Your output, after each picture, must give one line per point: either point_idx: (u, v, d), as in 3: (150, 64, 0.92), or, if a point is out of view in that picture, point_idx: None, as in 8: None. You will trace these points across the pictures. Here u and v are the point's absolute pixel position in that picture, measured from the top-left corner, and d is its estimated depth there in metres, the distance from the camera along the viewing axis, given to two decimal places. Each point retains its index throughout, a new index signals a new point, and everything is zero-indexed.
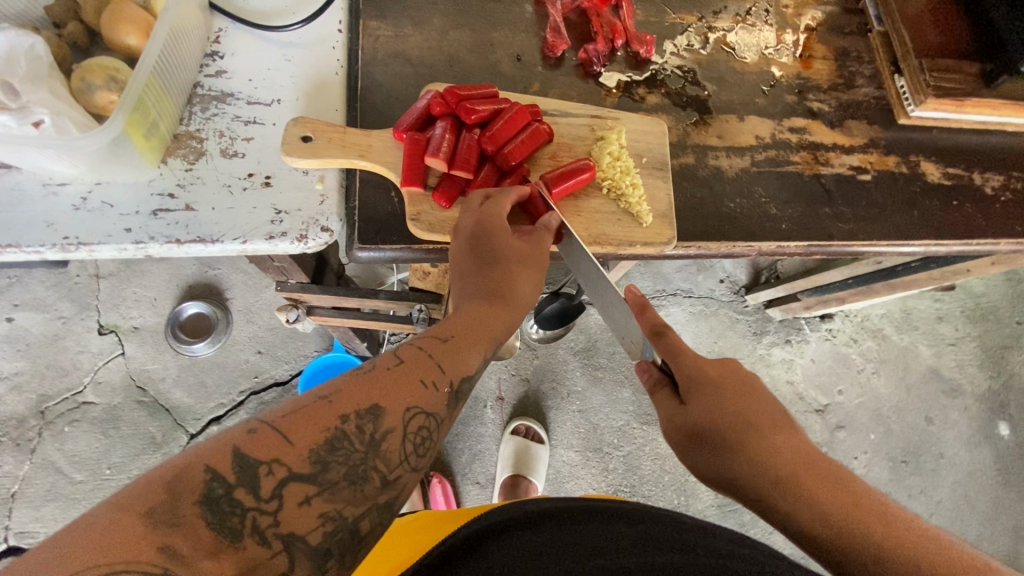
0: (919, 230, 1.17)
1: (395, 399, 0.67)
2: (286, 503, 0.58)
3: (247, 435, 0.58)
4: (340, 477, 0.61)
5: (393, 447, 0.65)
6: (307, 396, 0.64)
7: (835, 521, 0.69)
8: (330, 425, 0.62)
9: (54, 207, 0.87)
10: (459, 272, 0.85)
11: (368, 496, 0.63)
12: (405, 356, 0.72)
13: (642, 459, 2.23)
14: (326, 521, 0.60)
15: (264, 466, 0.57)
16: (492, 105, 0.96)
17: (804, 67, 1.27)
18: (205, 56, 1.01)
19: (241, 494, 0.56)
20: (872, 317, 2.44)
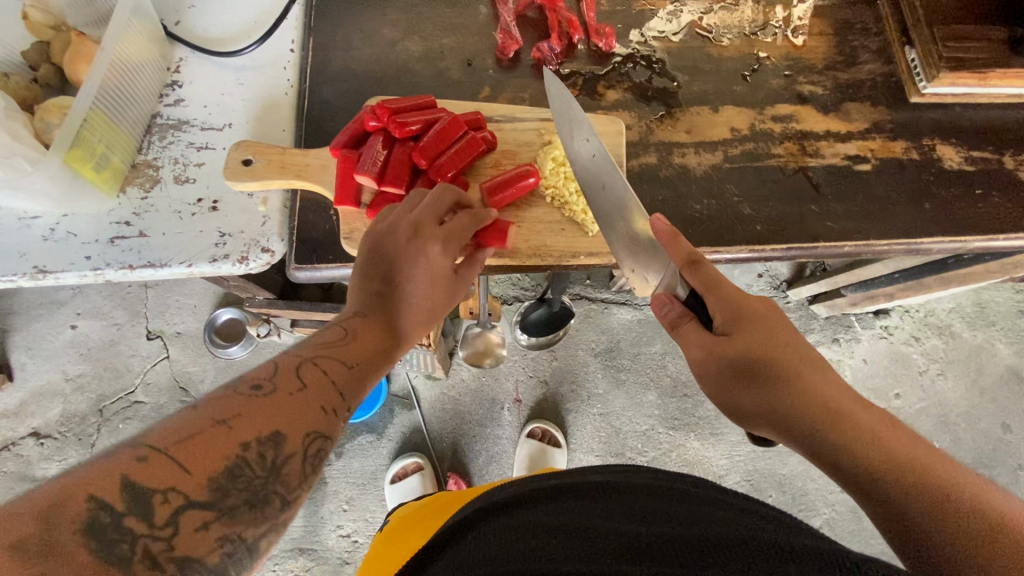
0: (931, 225, 1.01)
1: (297, 424, 0.56)
2: (183, 529, 0.48)
3: (136, 463, 0.47)
4: (243, 501, 0.51)
5: (294, 470, 0.55)
6: (201, 416, 0.52)
7: (865, 452, 0.62)
8: (230, 453, 0.51)
9: (27, 238, 0.95)
10: (374, 285, 0.74)
11: (269, 517, 0.53)
12: (309, 380, 0.60)
13: (668, 465, 1.97)
14: (224, 543, 0.50)
15: (158, 494, 0.47)
16: (424, 117, 0.94)
17: (794, 46, 1.13)
18: (164, 87, 1.06)
19: (132, 522, 0.46)
20: (938, 312, 2.13)
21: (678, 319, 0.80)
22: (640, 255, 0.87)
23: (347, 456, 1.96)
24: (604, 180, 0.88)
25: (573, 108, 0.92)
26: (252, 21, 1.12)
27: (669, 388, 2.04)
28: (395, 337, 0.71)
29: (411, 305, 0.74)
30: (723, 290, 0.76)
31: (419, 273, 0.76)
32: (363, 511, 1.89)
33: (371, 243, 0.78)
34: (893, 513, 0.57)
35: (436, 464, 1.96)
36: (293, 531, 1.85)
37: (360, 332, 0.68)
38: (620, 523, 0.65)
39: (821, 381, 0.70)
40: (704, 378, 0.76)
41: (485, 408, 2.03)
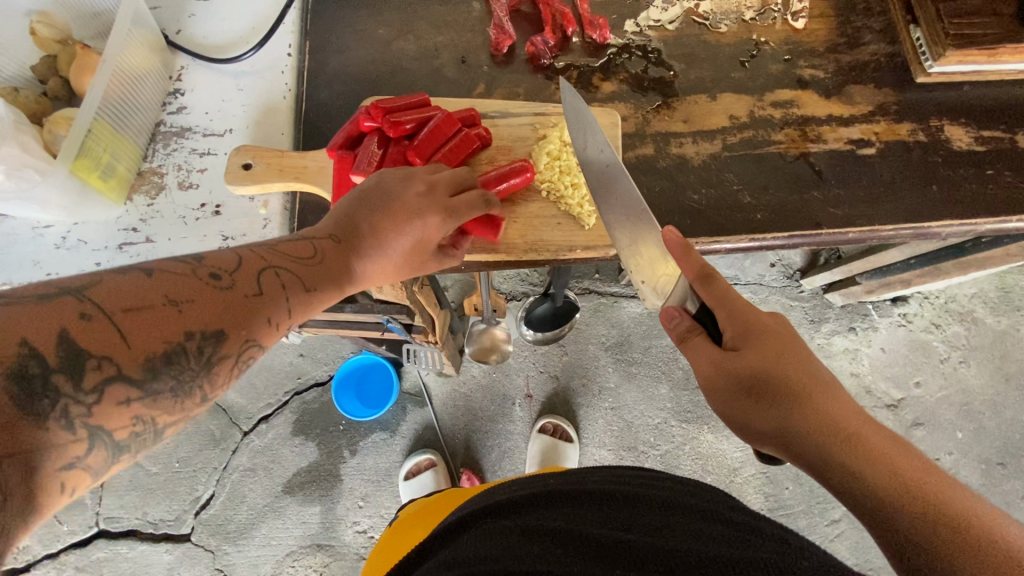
0: (939, 208, 0.98)
1: (239, 325, 0.59)
2: (105, 400, 0.50)
3: (79, 321, 0.50)
4: (168, 387, 0.54)
5: (224, 372, 0.58)
6: (156, 292, 0.55)
7: (880, 479, 0.63)
8: (173, 338, 0.54)
9: (40, 247, 0.98)
10: (357, 216, 0.77)
11: (185, 408, 0.56)
12: (266, 287, 0.63)
13: (681, 459, 1.96)
14: (137, 423, 0.53)
15: (93, 359, 0.49)
16: (417, 115, 0.94)
17: (794, 30, 1.11)
18: (167, 95, 1.08)
19: (60, 381, 0.47)
20: (959, 297, 2.07)
21: (687, 333, 0.78)
22: (647, 264, 0.85)
23: (361, 453, 1.98)
24: (618, 190, 0.87)
25: (586, 117, 0.92)
26: (249, 27, 1.14)
27: (681, 381, 2.03)
28: (353, 272, 0.74)
29: (383, 250, 0.77)
30: (738, 308, 0.75)
31: (410, 227, 0.78)
32: (378, 507, 1.92)
33: (379, 180, 0.81)
34: (905, 542, 0.59)
35: (450, 460, 1.98)
36: (311, 528, 1.88)
37: (327, 256, 0.71)
38: (615, 537, 0.63)
39: (832, 401, 0.70)
40: (711, 391, 0.75)
41: (497, 404, 2.03)
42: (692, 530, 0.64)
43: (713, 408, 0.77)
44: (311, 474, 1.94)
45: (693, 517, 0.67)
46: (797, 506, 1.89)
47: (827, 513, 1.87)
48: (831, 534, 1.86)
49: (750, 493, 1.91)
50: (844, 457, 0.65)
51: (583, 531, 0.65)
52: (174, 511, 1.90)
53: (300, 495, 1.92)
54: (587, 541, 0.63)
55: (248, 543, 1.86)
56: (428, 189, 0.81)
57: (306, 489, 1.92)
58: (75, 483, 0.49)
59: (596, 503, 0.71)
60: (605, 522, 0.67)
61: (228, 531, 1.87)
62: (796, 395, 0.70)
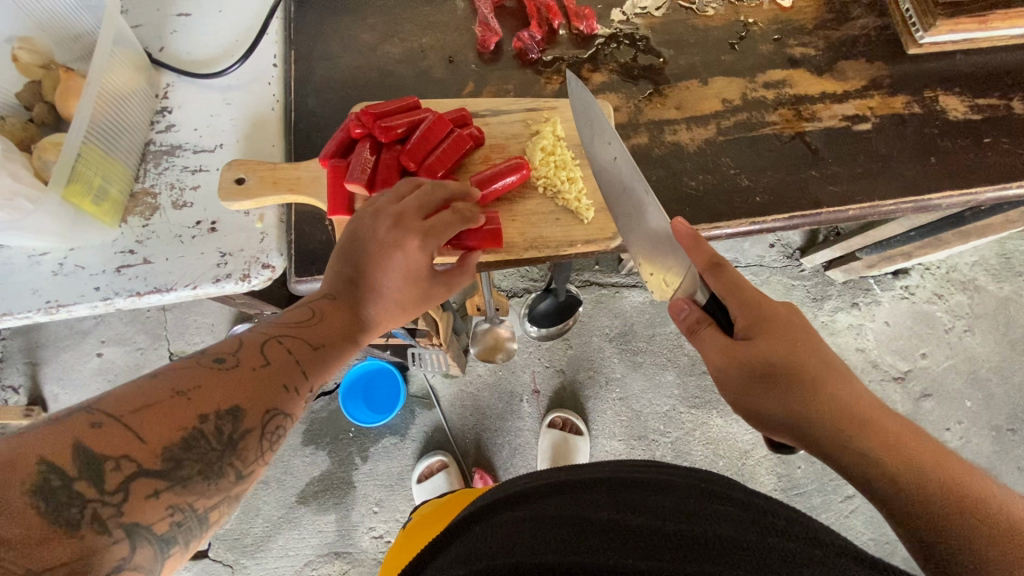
0: (939, 179, 0.98)
1: (257, 400, 0.59)
2: (134, 495, 0.49)
3: (89, 429, 0.49)
4: (196, 472, 0.53)
5: (253, 447, 0.57)
6: (161, 386, 0.54)
7: (892, 464, 0.63)
8: (187, 424, 0.54)
9: (38, 275, 0.97)
10: (354, 272, 0.76)
11: (222, 489, 0.55)
12: (273, 356, 0.63)
13: (693, 444, 1.96)
14: (174, 513, 0.51)
15: (110, 461, 0.49)
16: (408, 119, 0.94)
17: (781, 8, 1.10)
18: (155, 114, 1.07)
19: (83, 487, 0.47)
20: (961, 266, 2.06)
21: (696, 324, 0.77)
22: (658, 260, 0.85)
23: (372, 459, 1.98)
24: (624, 181, 0.87)
25: (594, 110, 0.92)
26: (232, 41, 1.13)
27: (687, 367, 2.03)
28: (360, 322, 0.75)
29: (380, 294, 0.76)
30: (745, 296, 0.74)
31: (396, 263, 0.77)
32: (393, 512, 1.93)
33: (354, 225, 0.80)
34: (918, 525, 0.60)
35: (460, 460, 1.98)
36: (327, 537, 1.89)
37: (327, 316, 0.71)
38: (620, 522, 0.63)
39: (844, 387, 0.70)
40: (724, 383, 0.74)
41: (504, 401, 2.03)
42: (717, 513, 0.65)
43: (726, 399, 0.76)
44: (324, 482, 1.94)
45: (720, 502, 0.67)
46: (811, 484, 1.90)
47: (841, 490, 1.88)
48: (846, 510, 1.86)
49: (763, 474, 1.91)
50: (855, 443, 0.66)
51: (591, 518, 0.65)
52: None
53: (315, 504, 1.92)
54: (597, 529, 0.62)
55: (266, 555, 1.87)
56: (398, 220, 0.78)
57: (320, 498, 1.92)
58: None
59: (619, 488, 0.70)
60: (610, 508, 0.66)
61: (245, 545, 1.87)
62: (810, 384, 0.69)
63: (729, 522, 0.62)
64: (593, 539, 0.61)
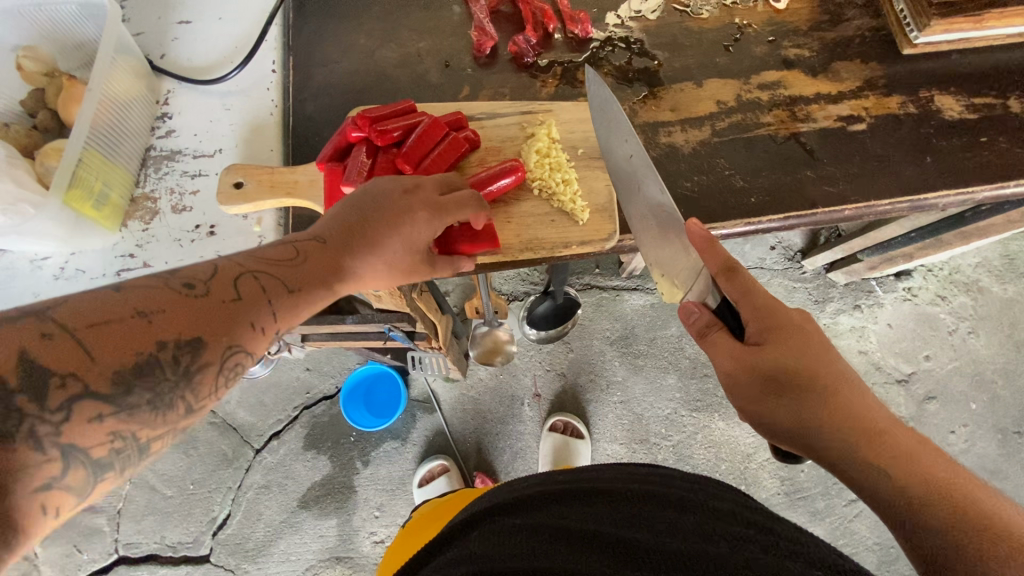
0: (936, 178, 0.98)
1: (217, 333, 0.59)
2: (75, 418, 0.50)
3: (41, 337, 0.49)
4: (145, 402, 0.54)
5: (207, 382, 0.58)
6: (126, 302, 0.55)
7: (908, 483, 0.63)
8: (144, 349, 0.54)
9: (40, 279, 0.99)
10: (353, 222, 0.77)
11: (167, 423, 0.56)
12: (246, 291, 0.63)
13: (695, 447, 1.95)
14: (115, 440, 0.53)
15: (55, 378, 0.49)
16: (404, 122, 0.94)
17: (776, 11, 1.11)
18: (156, 120, 1.09)
19: (23, 401, 0.47)
20: (963, 268, 2.05)
21: (707, 328, 0.76)
22: (669, 262, 0.85)
23: (374, 464, 1.98)
24: (639, 180, 0.89)
25: (612, 106, 0.94)
26: (232, 47, 1.14)
27: (688, 370, 2.02)
28: (344, 273, 0.74)
29: (370, 251, 0.76)
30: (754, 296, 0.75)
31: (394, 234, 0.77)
32: (394, 516, 1.93)
33: (371, 185, 0.81)
34: (932, 543, 0.59)
35: (461, 464, 1.98)
36: (328, 541, 1.89)
37: (312, 257, 0.71)
38: (619, 537, 0.63)
39: (860, 402, 0.69)
40: (736, 389, 0.73)
41: (505, 405, 2.03)
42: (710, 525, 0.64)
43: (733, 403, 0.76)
44: (325, 487, 1.94)
45: (715, 517, 0.66)
46: (814, 487, 1.89)
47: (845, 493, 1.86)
48: (850, 514, 1.85)
49: (765, 477, 1.90)
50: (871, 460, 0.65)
51: (589, 529, 0.65)
52: (193, 532, 1.90)
53: (316, 509, 1.92)
54: (600, 541, 0.63)
55: (267, 560, 1.87)
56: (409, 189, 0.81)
57: (321, 502, 1.92)
58: (58, 503, 0.49)
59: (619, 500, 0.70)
60: (611, 519, 0.67)
61: (247, 549, 1.88)
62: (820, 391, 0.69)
63: (718, 536, 0.62)
64: (581, 549, 0.62)
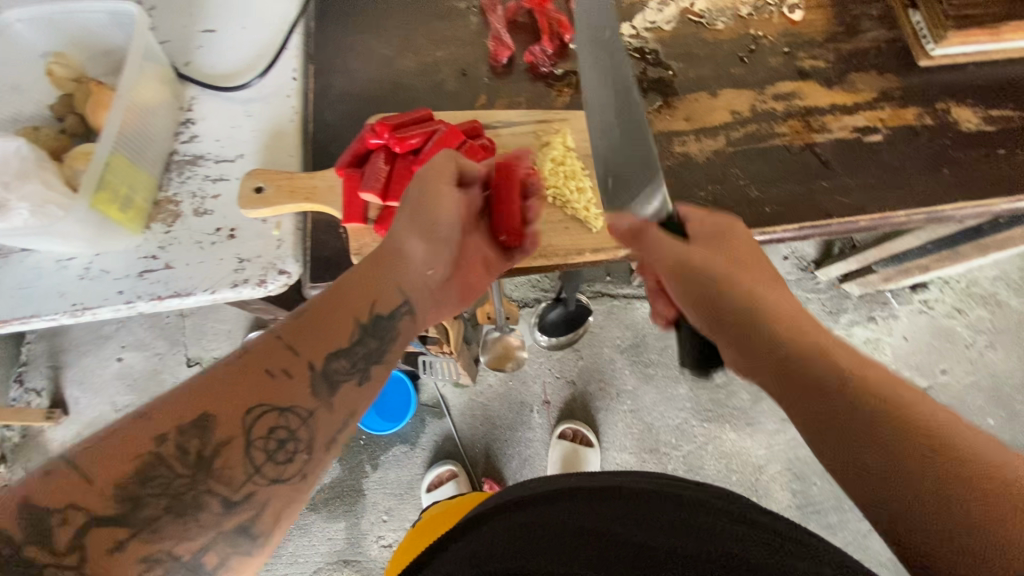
0: (953, 191, 0.97)
1: (228, 403, 0.60)
2: (94, 552, 0.51)
3: (41, 479, 0.52)
4: (162, 509, 0.55)
5: (232, 463, 0.59)
6: (124, 420, 0.58)
7: (925, 451, 0.53)
8: (143, 450, 0.56)
9: (65, 279, 1.01)
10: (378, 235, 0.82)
11: (207, 525, 0.57)
12: (264, 343, 0.66)
13: (705, 458, 1.94)
14: (152, 566, 0.54)
15: (55, 515, 0.51)
16: (422, 129, 0.96)
17: (792, 22, 1.11)
18: (179, 125, 1.11)
19: (35, 551, 0.49)
20: (980, 281, 2.02)
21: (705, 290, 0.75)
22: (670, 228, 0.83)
23: (382, 468, 1.99)
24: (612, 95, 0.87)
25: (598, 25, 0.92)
26: (254, 55, 1.16)
27: (700, 380, 2.01)
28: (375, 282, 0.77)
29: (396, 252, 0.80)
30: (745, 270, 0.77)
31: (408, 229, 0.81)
32: (402, 520, 1.93)
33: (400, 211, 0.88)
34: (943, 524, 0.50)
35: (470, 469, 1.98)
36: (336, 544, 1.90)
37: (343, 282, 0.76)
38: (637, 542, 0.64)
39: (875, 368, 0.61)
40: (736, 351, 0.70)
41: (514, 412, 2.04)
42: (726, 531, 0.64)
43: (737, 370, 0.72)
44: (334, 489, 1.95)
45: (728, 519, 0.67)
46: (826, 501, 1.86)
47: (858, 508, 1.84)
48: (863, 529, 1.83)
49: (777, 490, 1.88)
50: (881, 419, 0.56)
51: (602, 528, 0.66)
52: None
53: (325, 511, 1.93)
54: (612, 541, 0.64)
55: (276, 561, 1.89)
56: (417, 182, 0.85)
57: (330, 505, 1.94)
58: None
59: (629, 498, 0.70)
60: (626, 522, 0.67)
61: None
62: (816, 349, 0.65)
63: (730, 539, 0.63)
64: (597, 549, 0.63)
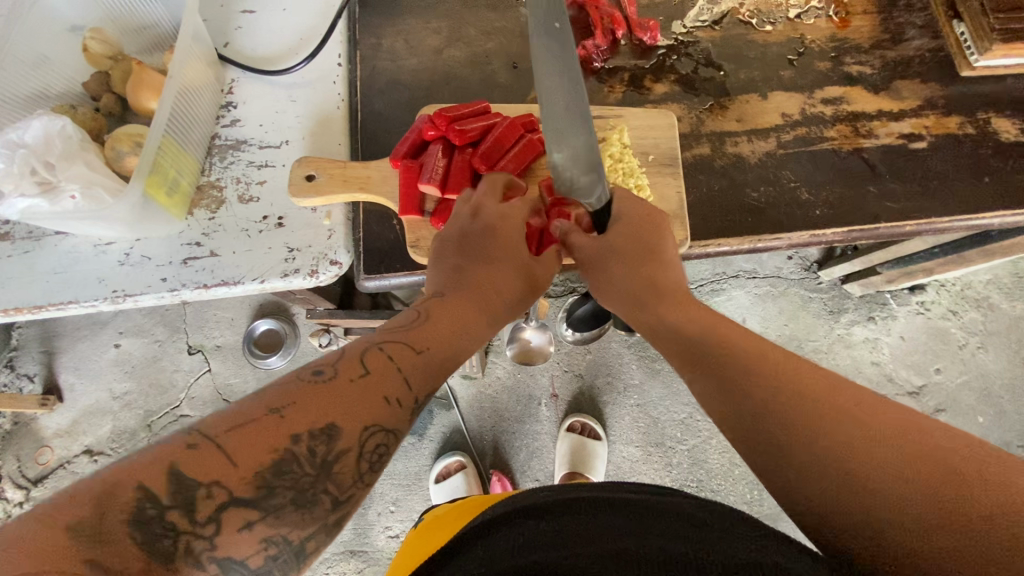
0: (992, 200, 1.00)
1: (354, 416, 0.57)
2: (225, 527, 0.50)
3: (186, 451, 0.49)
4: (288, 500, 0.53)
5: (348, 469, 0.55)
6: (258, 404, 0.54)
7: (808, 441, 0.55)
8: (279, 446, 0.53)
9: (104, 264, 0.98)
10: (453, 266, 0.78)
11: (316, 519, 0.54)
12: (372, 365, 0.62)
13: (709, 452, 1.97)
14: (268, 547, 0.51)
15: (201, 488, 0.49)
16: (482, 122, 0.95)
17: (838, 27, 1.13)
18: (220, 108, 1.08)
19: (176, 516, 0.48)
20: (976, 284, 2.08)
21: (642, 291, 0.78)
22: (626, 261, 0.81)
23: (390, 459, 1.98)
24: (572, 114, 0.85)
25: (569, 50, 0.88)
26: (298, 38, 1.13)
27: None
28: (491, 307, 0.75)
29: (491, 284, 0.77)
30: (712, 330, 0.70)
31: (498, 270, 0.77)
32: (410, 511, 1.93)
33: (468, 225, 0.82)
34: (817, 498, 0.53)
35: (478, 461, 1.99)
36: (343, 535, 1.89)
37: (438, 314, 0.71)
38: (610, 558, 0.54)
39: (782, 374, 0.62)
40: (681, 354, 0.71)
41: (523, 405, 2.05)
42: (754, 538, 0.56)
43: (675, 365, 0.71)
44: None
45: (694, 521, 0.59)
46: None
47: None
48: None
49: None
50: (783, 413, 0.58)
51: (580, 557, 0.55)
52: None
53: None
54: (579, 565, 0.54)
55: None
56: (474, 215, 0.83)
57: None
58: None
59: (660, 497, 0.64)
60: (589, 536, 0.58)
61: None
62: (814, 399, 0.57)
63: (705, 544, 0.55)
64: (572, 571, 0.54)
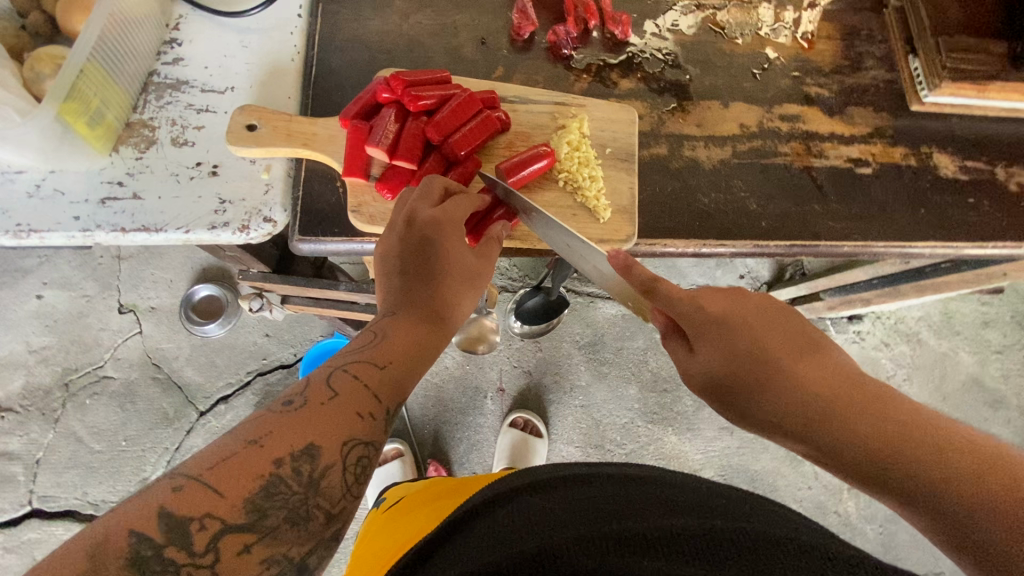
0: (925, 230, 1.04)
1: (331, 435, 0.61)
2: (224, 553, 0.53)
3: (172, 493, 0.53)
4: (282, 520, 0.56)
5: (335, 483, 0.59)
6: (237, 440, 0.58)
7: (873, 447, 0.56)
8: (265, 471, 0.56)
9: (9, 194, 0.89)
10: (404, 282, 0.77)
11: (313, 534, 0.58)
12: (339, 388, 0.65)
13: (646, 458, 1.98)
14: (270, 566, 0.56)
15: (194, 521, 0.52)
16: (439, 92, 0.92)
17: (803, 48, 1.15)
18: (163, 44, 1.01)
19: (172, 552, 0.51)
20: (907, 319, 2.18)
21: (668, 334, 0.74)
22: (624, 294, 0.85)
23: None
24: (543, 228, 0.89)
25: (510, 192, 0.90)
26: None
27: (649, 383, 2.05)
28: (441, 319, 0.76)
29: (439, 290, 0.77)
30: (776, 363, 0.65)
31: (443, 283, 0.77)
32: None
33: (409, 238, 0.80)
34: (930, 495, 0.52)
35: (417, 450, 1.97)
36: None
37: (391, 334, 0.72)
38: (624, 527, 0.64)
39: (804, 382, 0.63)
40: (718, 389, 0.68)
41: (468, 396, 2.02)
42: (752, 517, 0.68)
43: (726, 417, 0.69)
44: None
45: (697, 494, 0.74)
46: None
47: None
48: None
49: None
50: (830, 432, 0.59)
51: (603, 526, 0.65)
52: (119, 491, 1.84)
53: None
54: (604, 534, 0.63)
55: None
56: (408, 222, 0.80)
57: None
58: None
59: (623, 482, 0.77)
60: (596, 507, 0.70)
61: None
62: (897, 442, 0.55)
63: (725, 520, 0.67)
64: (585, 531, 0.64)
